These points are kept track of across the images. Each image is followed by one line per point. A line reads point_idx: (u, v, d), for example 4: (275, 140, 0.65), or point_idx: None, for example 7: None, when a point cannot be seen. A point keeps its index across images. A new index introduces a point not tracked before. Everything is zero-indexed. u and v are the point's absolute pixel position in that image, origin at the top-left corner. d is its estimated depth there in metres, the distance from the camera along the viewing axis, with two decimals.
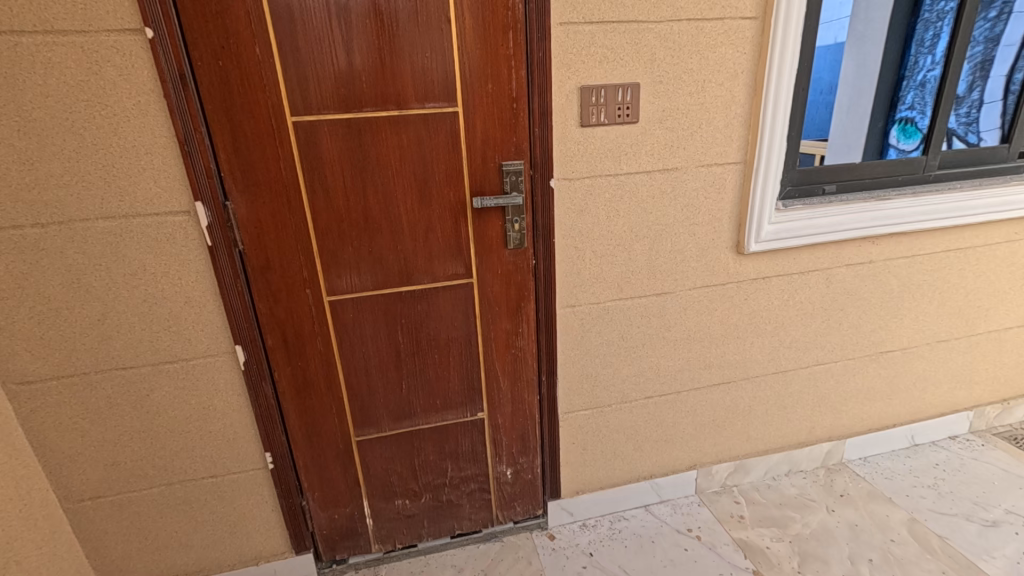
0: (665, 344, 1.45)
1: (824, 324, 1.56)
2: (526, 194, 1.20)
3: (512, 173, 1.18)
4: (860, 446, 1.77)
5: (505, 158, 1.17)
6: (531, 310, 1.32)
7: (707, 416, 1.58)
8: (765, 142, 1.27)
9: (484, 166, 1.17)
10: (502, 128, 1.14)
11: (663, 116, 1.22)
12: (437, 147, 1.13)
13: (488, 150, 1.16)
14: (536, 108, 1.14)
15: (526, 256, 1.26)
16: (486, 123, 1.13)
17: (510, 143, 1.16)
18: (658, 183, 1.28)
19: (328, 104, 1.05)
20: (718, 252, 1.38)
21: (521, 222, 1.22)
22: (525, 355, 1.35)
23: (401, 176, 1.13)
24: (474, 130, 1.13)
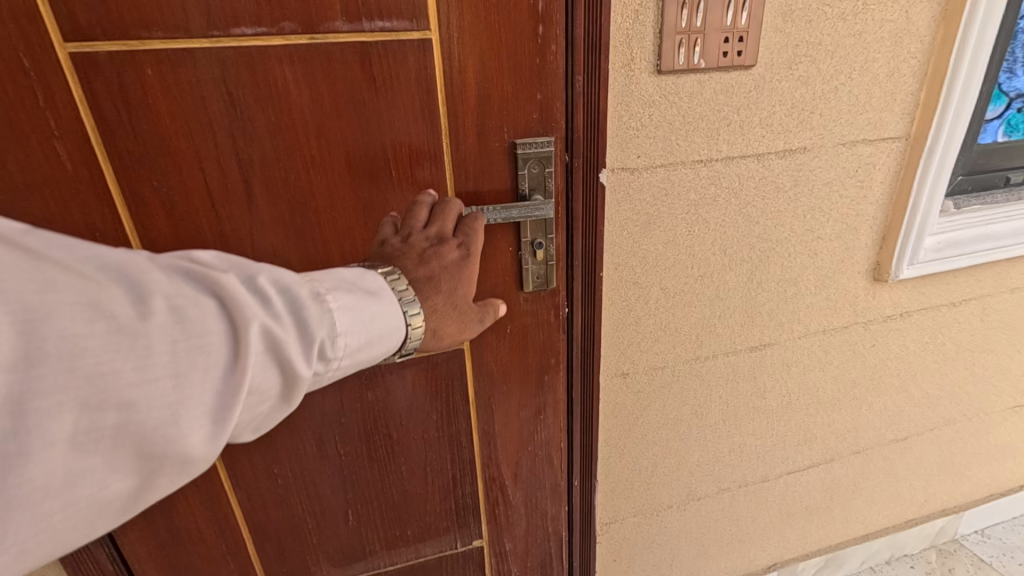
0: (754, 417, 0.96)
1: (967, 371, 1.09)
2: (557, 197, 0.68)
3: (534, 159, 0.65)
4: (977, 518, 1.33)
5: (520, 133, 0.63)
6: (560, 386, 0.80)
7: (797, 505, 1.11)
8: (955, 104, 0.75)
9: (483, 148, 0.63)
10: (515, 74, 0.60)
11: (796, 56, 0.69)
12: (392, 112, 0.58)
13: (488, 117, 0.62)
14: (582, 36, 0.61)
15: (554, 303, 0.74)
16: (485, 64, 0.59)
17: (529, 104, 0.62)
18: (773, 174, 0.75)
19: (149, 20, 0.49)
20: (848, 281, 0.88)
21: (551, 248, 0.69)
22: (548, 453, 0.84)
23: (325, 170, 0.59)
24: (464, 78, 0.59)
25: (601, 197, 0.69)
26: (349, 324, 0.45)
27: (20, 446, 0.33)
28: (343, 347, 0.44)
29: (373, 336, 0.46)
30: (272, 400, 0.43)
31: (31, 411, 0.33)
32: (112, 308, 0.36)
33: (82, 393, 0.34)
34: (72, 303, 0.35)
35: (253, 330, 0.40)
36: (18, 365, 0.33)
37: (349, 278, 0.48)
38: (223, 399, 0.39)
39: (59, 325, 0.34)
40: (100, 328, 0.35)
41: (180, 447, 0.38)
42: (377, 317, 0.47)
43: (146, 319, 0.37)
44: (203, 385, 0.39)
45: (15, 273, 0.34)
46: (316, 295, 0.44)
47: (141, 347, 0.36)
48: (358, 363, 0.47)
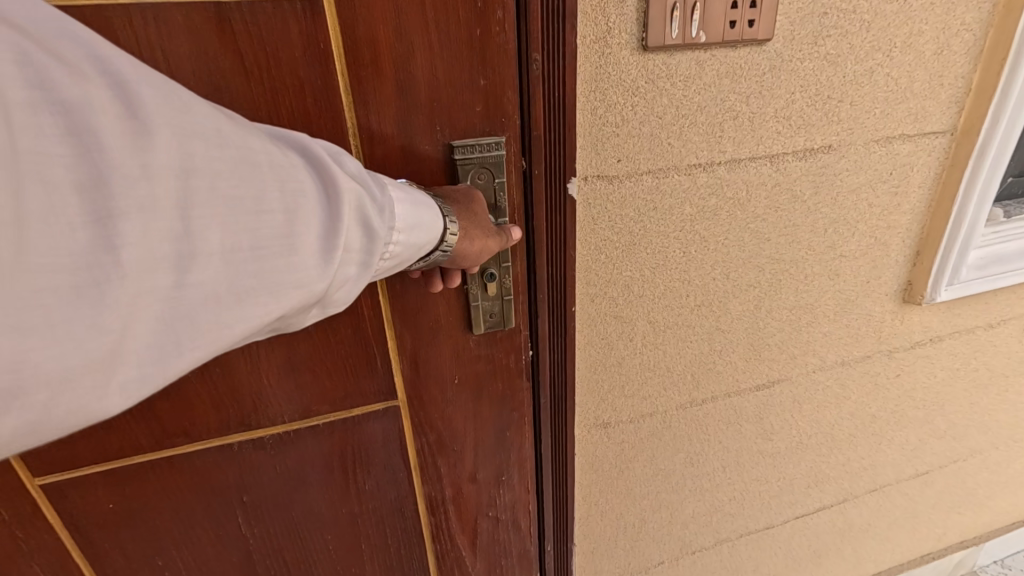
0: (758, 462, 0.81)
1: (998, 398, 0.95)
2: (512, 215, 0.52)
3: (478, 168, 0.49)
4: (997, 548, 1.21)
5: (459, 131, 0.47)
6: (526, 442, 0.64)
7: (804, 549, 0.97)
8: (1017, 88, 0.60)
9: (409, 151, 0.47)
10: (446, 49, 0.44)
11: (823, 28, 0.53)
12: (272, 101, 0.42)
13: (414, 109, 0.46)
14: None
15: (514, 346, 0.58)
16: (404, 36, 0.43)
17: (470, 91, 0.46)
18: (789, 180, 0.60)
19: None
20: (874, 305, 0.73)
21: (505, 280, 0.54)
22: (514, 519, 0.69)
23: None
24: (375, 54, 0.43)
25: (570, 212, 0.53)
26: (417, 198, 0.41)
27: (178, 251, 0.30)
28: (425, 222, 0.41)
29: (439, 223, 0.42)
30: (365, 265, 0.38)
31: (188, 220, 0.30)
32: (236, 134, 0.33)
33: (217, 210, 0.31)
34: (202, 119, 0.32)
35: (347, 187, 0.36)
36: (172, 171, 0.29)
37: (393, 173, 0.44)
38: (330, 244, 0.35)
39: (201, 141, 0.31)
40: (225, 147, 0.32)
41: (296, 284, 0.34)
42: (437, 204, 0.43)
43: (264, 150, 0.34)
44: (316, 224, 0.35)
45: (158, 85, 0.31)
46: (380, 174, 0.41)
47: (260, 178, 0.33)
48: (415, 257, 0.42)
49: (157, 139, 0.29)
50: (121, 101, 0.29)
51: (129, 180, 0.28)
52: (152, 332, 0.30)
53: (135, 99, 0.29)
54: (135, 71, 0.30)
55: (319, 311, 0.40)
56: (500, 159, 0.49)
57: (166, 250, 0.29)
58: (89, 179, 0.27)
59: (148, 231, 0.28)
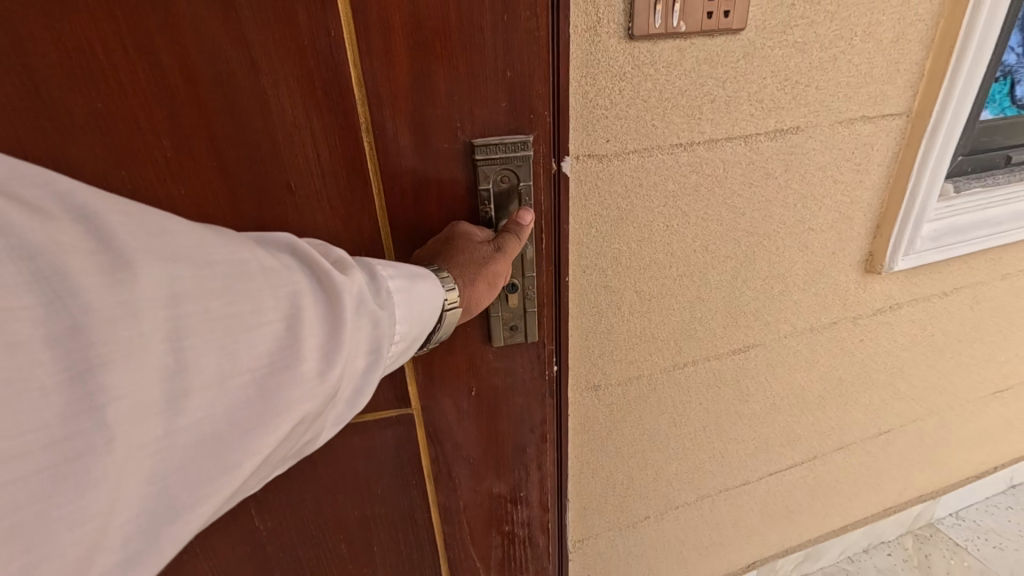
0: (736, 422, 0.88)
1: (952, 360, 1.03)
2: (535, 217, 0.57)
3: (498, 166, 0.54)
4: (954, 501, 1.31)
5: (468, 126, 0.52)
6: (537, 446, 0.71)
7: (778, 505, 1.05)
8: (966, 73, 0.66)
9: (418, 136, 0.51)
10: (455, 47, 0.48)
11: (790, 18, 0.58)
12: (279, 89, 0.46)
13: (427, 108, 0.50)
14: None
15: (535, 363, 0.66)
16: (411, 25, 0.46)
17: (478, 93, 0.50)
18: (761, 159, 0.65)
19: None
20: (840, 274, 0.80)
21: (532, 288, 0.60)
22: (523, 513, 0.76)
23: (195, 169, 0.47)
24: (384, 42, 0.46)
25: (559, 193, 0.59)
26: (407, 274, 0.46)
27: (180, 384, 0.33)
28: (422, 293, 0.46)
29: (437, 292, 0.47)
30: (369, 349, 0.43)
31: (183, 351, 0.33)
32: (223, 253, 0.37)
33: (217, 332, 0.34)
34: (186, 247, 0.35)
35: (337, 282, 0.41)
36: (164, 302, 0.33)
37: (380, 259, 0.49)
38: (332, 340, 0.39)
39: (187, 271, 0.34)
40: (214, 269, 0.35)
41: (307, 386, 0.38)
42: (433, 274, 0.48)
43: (256, 264, 0.38)
44: (315, 322, 0.39)
45: (136, 222, 0.34)
46: (368, 261, 0.46)
47: (253, 293, 0.37)
48: (416, 334, 0.47)
49: (143, 274, 0.32)
50: (99, 246, 0.32)
51: (117, 323, 0.30)
52: (169, 464, 0.33)
53: (115, 244, 0.32)
54: (114, 219, 0.33)
55: (336, 409, 0.44)
56: (521, 156, 0.54)
57: (169, 384, 0.32)
58: (72, 327, 0.29)
59: (145, 371, 0.31)
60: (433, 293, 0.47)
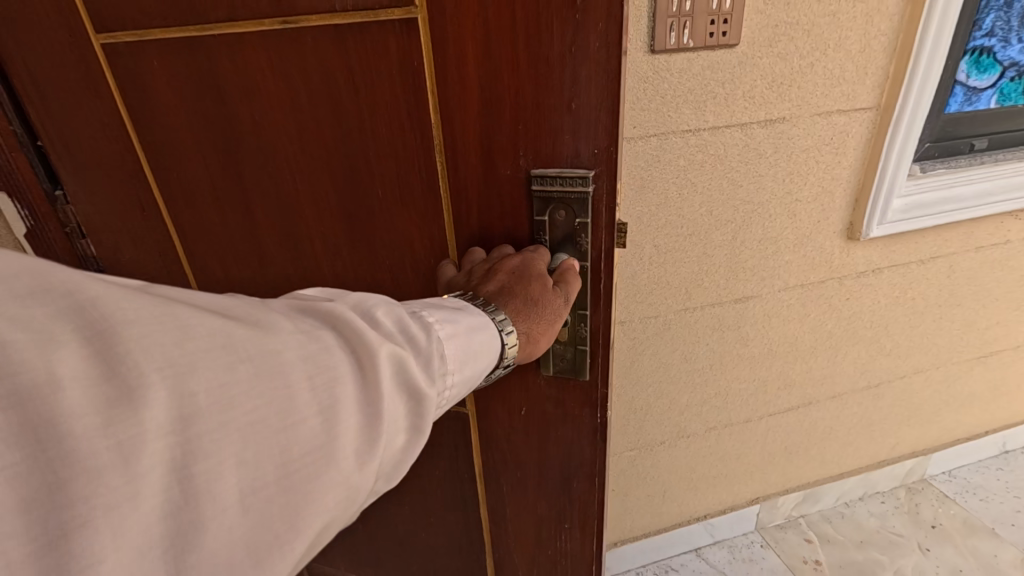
0: (738, 363, 1.07)
1: (934, 323, 1.19)
2: (592, 255, 0.57)
3: (555, 199, 0.54)
4: (945, 460, 1.46)
5: (533, 151, 0.53)
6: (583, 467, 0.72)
7: (777, 444, 1.23)
8: (919, 77, 0.84)
9: (484, 162, 0.55)
10: (521, 78, 0.49)
11: (775, 35, 0.77)
12: (372, 114, 0.54)
13: (497, 131, 0.53)
14: (600, 21, 0.46)
15: (587, 399, 0.67)
16: (483, 59, 0.49)
17: (545, 120, 0.51)
18: (755, 142, 0.85)
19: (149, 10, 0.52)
20: (824, 239, 0.98)
21: (587, 328, 0.61)
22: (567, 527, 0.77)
23: (311, 167, 0.58)
24: (457, 72, 0.50)
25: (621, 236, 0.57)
26: (460, 333, 0.42)
27: (188, 525, 0.27)
28: (479, 346, 0.43)
29: (488, 347, 0.44)
30: (414, 433, 0.37)
31: (189, 486, 0.27)
32: (250, 343, 0.30)
33: (237, 447, 0.29)
34: (214, 339, 0.29)
35: (382, 356, 0.35)
36: (170, 429, 0.26)
37: (438, 299, 0.46)
38: (373, 429, 0.34)
39: (203, 376, 0.28)
40: (235, 366, 0.29)
41: (342, 491, 0.33)
42: (490, 326, 0.45)
43: (287, 351, 0.32)
44: (353, 411, 0.34)
45: (147, 315, 0.27)
46: (422, 314, 0.41)
47: (284, 387, 0.31)
48: (469, 383, 0.42)
49: (143, 397, 0.26)
50: (98, 366, 0.25)
51: (106, 475, 0.24)
52: None
53: (111, 361, 0.26)
54: (113, 324, 0.26)
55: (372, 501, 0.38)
56: (578, 193, 0.53)
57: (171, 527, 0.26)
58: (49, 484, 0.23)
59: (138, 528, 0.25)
60: (492, 346, 0.45)
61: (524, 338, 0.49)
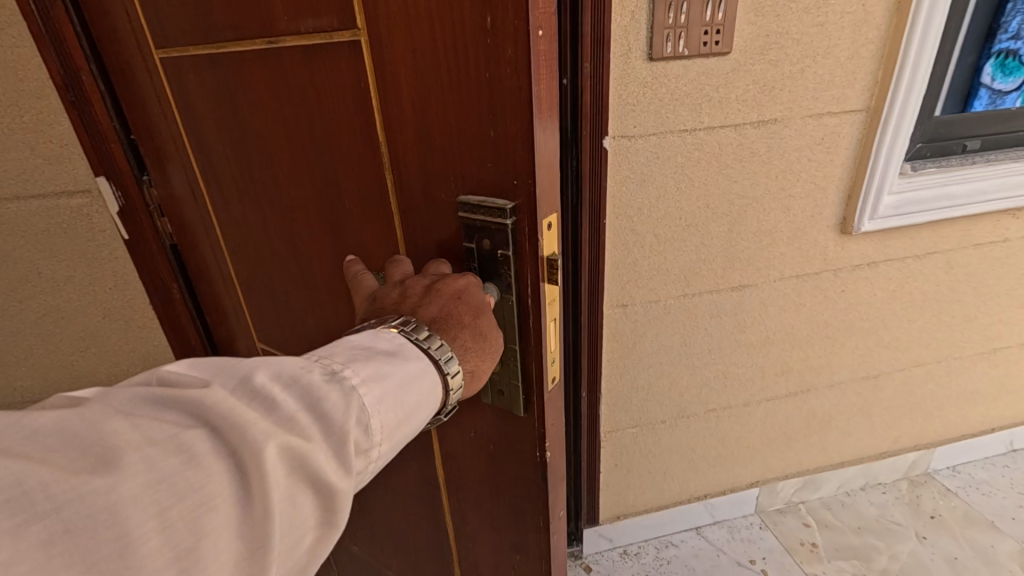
0: (737, 349, 1.14)
1: (933, 318, 1.23)
2: (521, 294, 0.51)
3: (480, 229, 0.50)
4: (949, 455, 1.49)
5: (461, 175, 0.49)
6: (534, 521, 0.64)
7: (777, 430, 1.29)
8: (906, 81, 0.90)
9: (422, 184, 0.52)
10: (447, 101, 0.46)
11: (766, 43, 0.85)
12: (335, 132, 0.55)
13: (431, 154, 0.50)
14: (511, 45, 0.41)
15: (528, 441, 0.60)
16: (416, 83, 0.47)
17: (471, 143, 0.47)
18: (749, 141, 0.92)
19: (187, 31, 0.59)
20: (818, 232, 1.05)
21: (522, 367, 0.55)
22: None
23: (297, 177, 0.61)
24: (396, 92, 0.48)
25: (552, 271, 0.50)
26: (381, 398, 0.39)
27: None
28: (408, 404, 0.41)
29: (420, 400, 0.43)
30: (320, 522, 0.36)
31: None
32: (61, 493, 0.27)
33: None
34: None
35: (267, 456, 0.33)
36: None
37: (362, 343, 0.43)
38: (260, 543, 0.32)
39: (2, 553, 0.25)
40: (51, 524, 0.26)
41: None
42: (424, 376, 0.43)
43: (126, 485, 0.29)
44: (228, 534, 0.32)
45: None
46: (336, 377, 0.38)
47: (128, 534, 0.28)
48: (396, 445, 0.41)
49: None
50: None
51: None
52: None
53: None
54: None
55: None
56: (500, 226, 0.48)
57: None
58: None
59: None
60: (431, 396, 0.44)
61: (468, 377, 0.48)
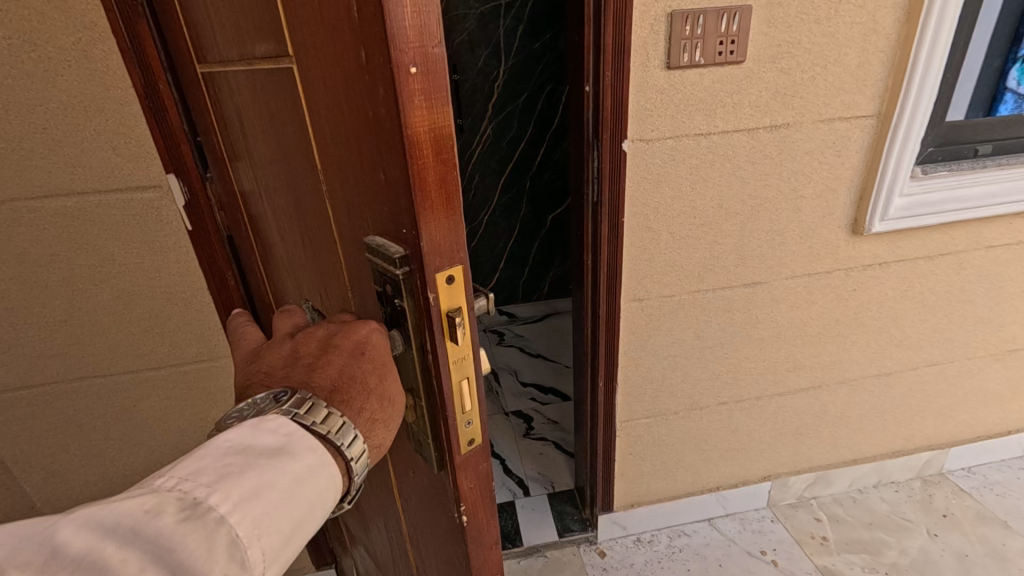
0: (749, 344, 1.19)
1: (945, 318, 1.26)
2: (424, 355, 0.44)
3: (381, 278, 0.44)
4: (964, 455, 1.50)
5: (373, 220, 0.44)
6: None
7: (788, 424, 1.33)
8: (915, 89, 0.94)
9: (352, 226, 0.48)
10: (354, 141, 0.41)
11: (778, 53, 0.90)
12: (296, 158, 0.53)
13: (354, 197, 0.45)
14: (381, 85, 0.35)
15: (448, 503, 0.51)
16: (334, 121, 0.43)
17: (376, 188, 0.41)
18: (761, 145, 0.97)
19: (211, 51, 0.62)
20: (829, 233, 1.09)
21: (431, 423, 0.48)
22: None
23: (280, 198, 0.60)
24: (324, 126, 0.45)
25: (449, 334, 0.42)
26: (257, 522, 0.37)
27: None
28: (289, 511, 0.39)
29: (313, 502, 0.41)
30: None
31: None
32: None
33: None
34: None
35: None
36: None
37: (240, 443, 0.41)
38: None
39: None
40: None
41: None
42: (315, 474, 0.42)
43: None
44: None
45: None
46: (203, 505, 0.35)
47: None
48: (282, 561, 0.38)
49: None
50: None
51: None
52: None
53: None
54: None
55: None
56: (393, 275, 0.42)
57: None
58: None
59: None
60: (329, 490, 0.42)
61: (375, 452, 0.47)
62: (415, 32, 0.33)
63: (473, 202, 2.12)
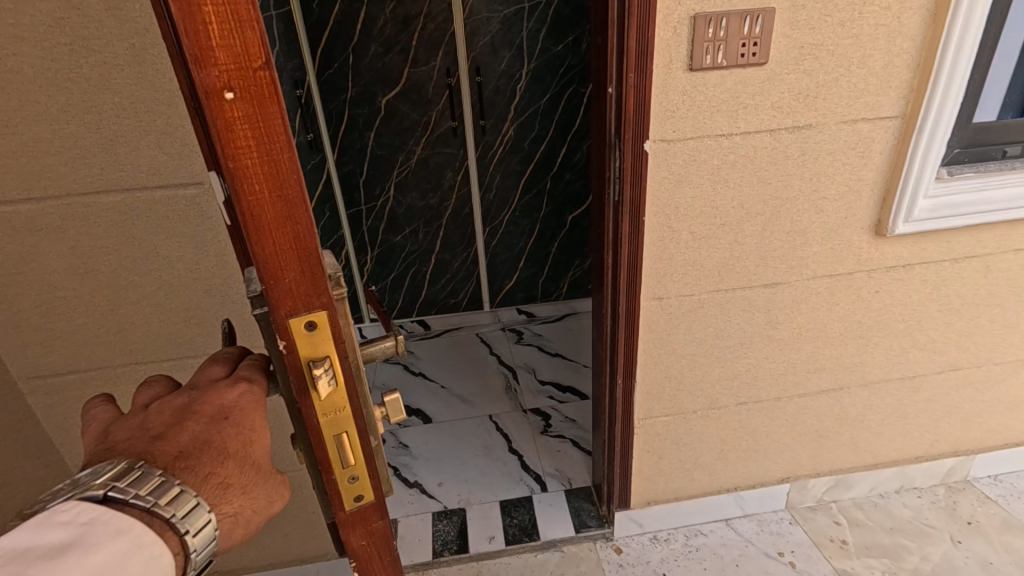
0: (769, 344, 1.19)
1: (972, 322, 1.24)
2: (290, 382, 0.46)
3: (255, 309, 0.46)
4: (990, 462, 1.48)
5: None
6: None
7: (809, 426, 1.33)
8: (941, 90, 0.93)
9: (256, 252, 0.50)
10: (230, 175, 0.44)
11: (801, 55, 0.91)
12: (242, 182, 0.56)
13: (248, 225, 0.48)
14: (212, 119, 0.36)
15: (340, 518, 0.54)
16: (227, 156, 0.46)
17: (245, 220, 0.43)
18: (783, 145, 0.98)
19: None
20: (851, 234, 1.09)
21: (319, 471, 0.52)
22: None
23: None
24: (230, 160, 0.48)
25: (320, 391, 0.45)
26: None
27: None
28: None
29: None
30: None
31: None
32: None
33: None
34: None
35: None
36: None
37: (24, 545, 0.38)
38: None
39: None
40: None
41: None
42: (129, 556, 0.39)
43: None
44: None
45: None
46: None
47: None
48: None
49: None
50: None
51: None
52: None
53: None
54: None
55: None
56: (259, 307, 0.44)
57: None
58: None
59: None
60: (148, 573, 0.39)
61: (230, 521, 0.47)
62: (225, 54, 0.33)
63: (494, 202, 2.14)
